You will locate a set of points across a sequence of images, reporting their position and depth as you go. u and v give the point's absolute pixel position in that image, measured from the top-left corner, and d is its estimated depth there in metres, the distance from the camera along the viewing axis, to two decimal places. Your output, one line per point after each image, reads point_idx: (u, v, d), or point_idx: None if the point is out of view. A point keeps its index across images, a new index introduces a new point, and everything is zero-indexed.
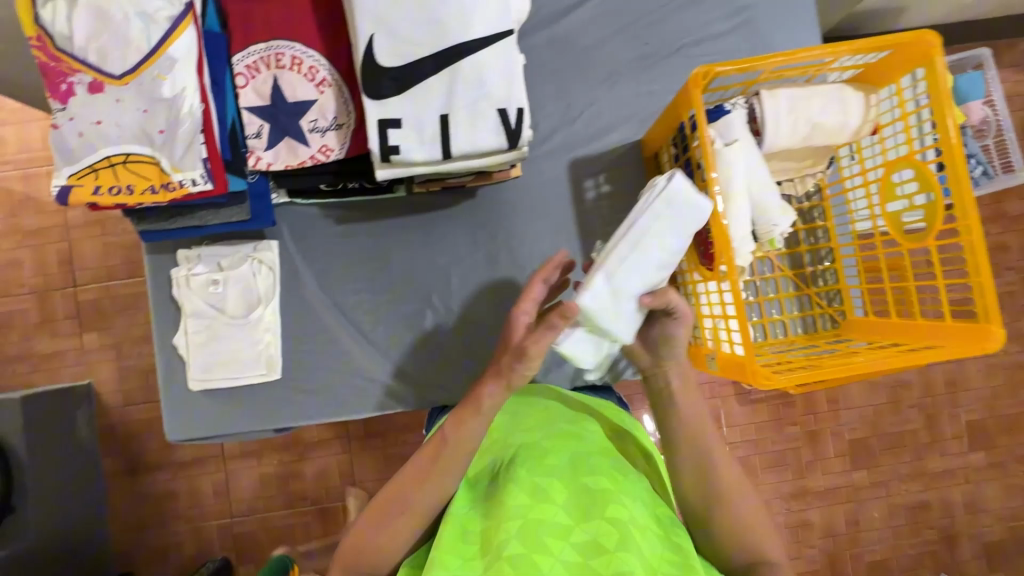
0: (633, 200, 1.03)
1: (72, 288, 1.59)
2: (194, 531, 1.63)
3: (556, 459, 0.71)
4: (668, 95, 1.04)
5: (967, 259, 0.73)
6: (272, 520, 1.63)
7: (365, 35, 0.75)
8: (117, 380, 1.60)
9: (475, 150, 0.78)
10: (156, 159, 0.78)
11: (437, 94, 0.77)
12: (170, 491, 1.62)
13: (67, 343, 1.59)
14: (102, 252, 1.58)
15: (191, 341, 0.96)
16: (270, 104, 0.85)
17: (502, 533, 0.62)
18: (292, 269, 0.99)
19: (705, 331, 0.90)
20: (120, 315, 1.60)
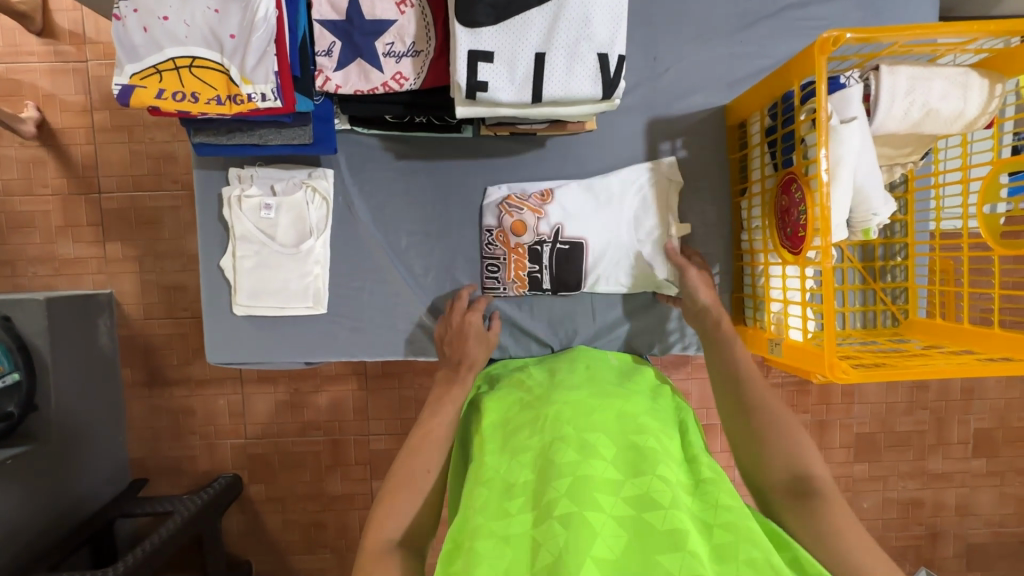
0: (708, 170, 0.97)
1: (96, 195, 1.55)
2: (209, 448, 1.67)
3: (601, 416, 0.72)
4: (761, 60, 0.96)
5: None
6: (285, 445, 1.67)
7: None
8: (139, 292, 1.59)
9: (567, 96, 0.73)
10: (224, 67, 0.72)
11: (536, 28, 0.70)
12: (188, 407, 1.65)
13: (90, 251, 1.57)
14: (130, 160, 1.53)
15: (238, 265, 0.92)
16: (345, 20, 0.79)
17: (553, 490, 0.60)
18: (346, 202, 0.95)
19: (769, 315, 0.87)
20: (145, 228, 1.57)
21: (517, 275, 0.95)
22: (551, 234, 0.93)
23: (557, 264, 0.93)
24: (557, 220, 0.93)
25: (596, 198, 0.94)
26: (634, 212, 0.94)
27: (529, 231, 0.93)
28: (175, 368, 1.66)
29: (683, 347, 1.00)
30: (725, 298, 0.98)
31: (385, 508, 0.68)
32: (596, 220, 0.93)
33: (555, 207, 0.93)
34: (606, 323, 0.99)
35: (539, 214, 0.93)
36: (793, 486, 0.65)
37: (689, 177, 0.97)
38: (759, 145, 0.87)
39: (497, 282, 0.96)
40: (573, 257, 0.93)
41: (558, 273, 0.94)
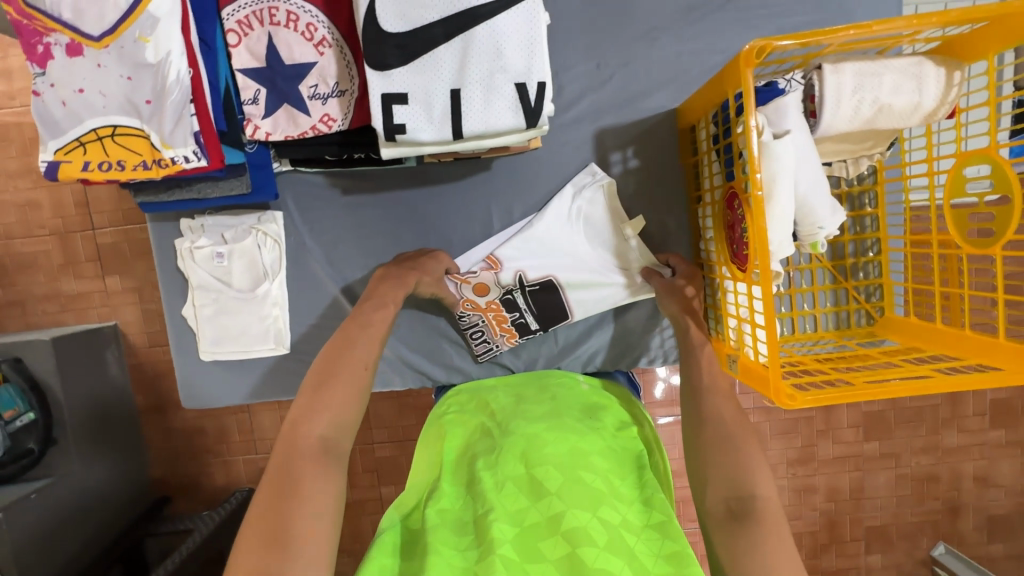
0: (664, 177, 0.94)
1: (90, 231, 1.58)
2: (224, 465, 1.69)
3: (553, 450, 0.70)
4: (712, 56, 0.91)
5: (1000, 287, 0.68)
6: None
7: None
8: (141, 321, 1.63)
9: (490, 128, 0.70)
10: (145, 132, 0.72)
11: (448, 63, 0.68)
12: (198, 428, 1.71)
13: (92, 285, 1.59)
14: (118, 196, 1.57)
15: (199, 313, 0.94)
16: (266, 66, 0.78)
17: (497, 532, 0.62)
18: (297, 241, 0.95)
19: (728, 329, 0.85)
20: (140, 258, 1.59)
21: (504, 328, 0.94)
22: (516, 283, 0.91)
23: (532, 309, 0.93)
24: (515, 269, 0.91)
25: (544, 245, 0.92)
26: (585, 240, 0.93)
27: (493, 287, 0.91)
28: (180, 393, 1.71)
29: (648, 360, 0.99)
30: None
31: (315, 405, 0.62)
32: (558, 261, 0.92)
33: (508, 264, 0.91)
34: (568, 343, 0.98)
35: (495, 271, 0.91)
36: (730, 508, 0.60)
37: (644, 185, 0.94)
38: (707, 152, 0.83)
39: (489, 343, 0.95)
40: (547, 298, 0.92)
41: (542, 312, 0.93)
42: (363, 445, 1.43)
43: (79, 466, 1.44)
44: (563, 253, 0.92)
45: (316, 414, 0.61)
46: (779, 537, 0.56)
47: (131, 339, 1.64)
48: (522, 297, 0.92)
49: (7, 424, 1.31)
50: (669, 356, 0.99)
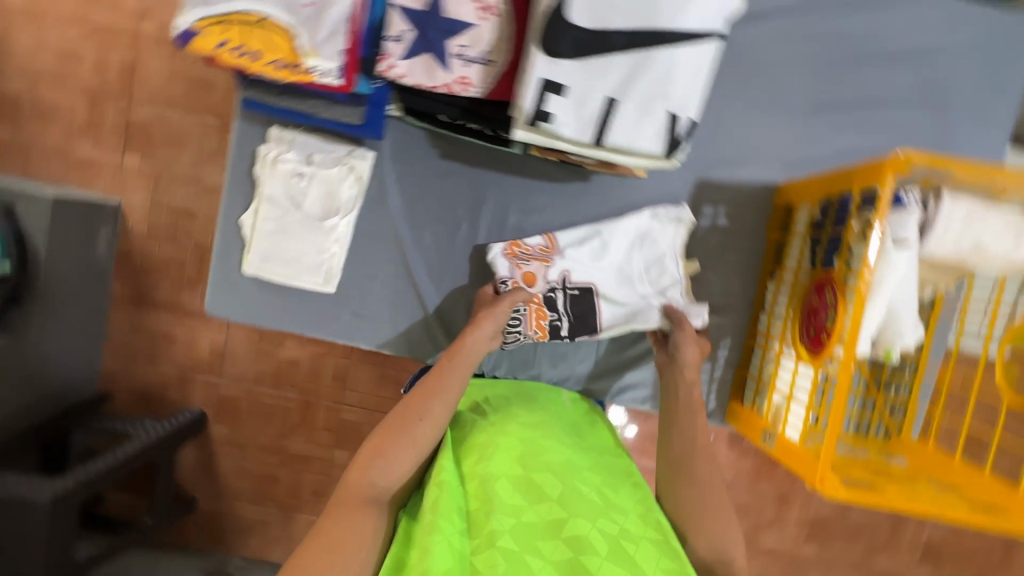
0: (745, 244, 0.96)
1: (126, 102, 1.43)
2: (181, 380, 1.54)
3: (549, 457, 0.72)
4: (825, 148, 0.95)
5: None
6: (257, 394, 1.55)
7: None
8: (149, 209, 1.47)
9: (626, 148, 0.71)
10: (292, 32, 0.69)
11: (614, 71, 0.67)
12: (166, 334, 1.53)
13: (108, 157, 1.44)
14: (167, 78, 1.43)
15: (258, 225, 0.90)
16: (424, 11, 0.76)
17: (496, 523, 0.63)
18: (380, 185, 0.93)
19: (770, 404, 0.87)
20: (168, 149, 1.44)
21: (540, 326, 0.90)
22: (560, 282, 0.91)
23: (570, 309, 0.91)
24: (563, 266, 0.91)
25: (603, 246, 0.93)
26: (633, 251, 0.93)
27: (540, 280, 0.91)
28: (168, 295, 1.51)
29: None
30: (728, 372, 0.98)
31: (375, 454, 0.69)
32: (605, 267, 0.93)
33: (563, 252, 0.92)
34: (603, 369, 0.99)
35: (549, 260, 0.91)
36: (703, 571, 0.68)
37: (726, 246, 0.96)
38: (801, 236, 0.86)
39: (519, 334, 0.90)
40: (587, 305, 0.91)
41: (577, 317, 0.91)
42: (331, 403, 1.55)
43: (36, 335, 1.27)
44: (613, 265, 0.93)
45: (374, 463, 0.69)
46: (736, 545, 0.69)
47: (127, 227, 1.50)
48: (564, 293, 0.91)
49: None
50: None
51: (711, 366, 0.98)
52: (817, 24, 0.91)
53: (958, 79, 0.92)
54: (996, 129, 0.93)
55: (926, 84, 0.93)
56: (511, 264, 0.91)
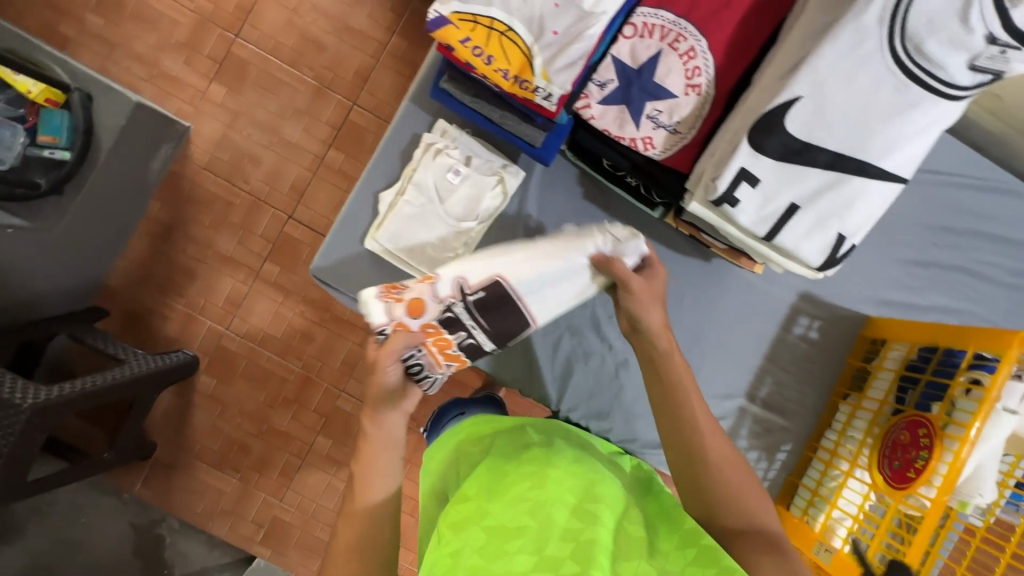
0: (826, 363, 1.02)
1: (233, 35, 1.43)
2: (185, 320, 1.46)
3: (600, 483, 0.65)
4: (918, 300, 1.03)
5: None
6: (257, 356, 1.47)
7: (794, 97, 0.71)
8: (216, 142, 1.44)
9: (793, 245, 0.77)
10: (530, 51, 0.72)
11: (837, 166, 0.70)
12: (187, 269, 1.45)
13: (195, 79, 1.43)
14: (284, 26, 1.43)
15: (398, 206, 0.90)
16: (635, 69, 0.81)
17: (551, 545, 0.56)
18: (520, 205, 0.95)
19: (826, 519, 0.91)
20: (262, 93, 1.44)
21: (448, 357, 0.77)
22: (456, 295, 0.73)
23: (476, 316, 0.75)
24: (455, 276, 0.73)
25: (500, 250, 0.75)
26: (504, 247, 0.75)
27: (429, 303, 0.74)
28: (204, 230, 1.45)
29: None
30: (780, 477, 1.01)
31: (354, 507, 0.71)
32: (515, 259, 0.73)
33: (479, 267, 0.74)
34: None
35: (433, 277, 0.74)
36: None
37: (809, 359, 1.02)
38: (891, 372, 0.93)
39: (428, 377, 0.77)
40: (499, 304, 0.74)
41: (495, 330, 0.76)
42: (332, 387, 1.48)
43: (65, 231, 1.19)
44: (524, 256, 0.73)
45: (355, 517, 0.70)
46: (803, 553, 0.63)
47: (188, 152, 1.44)
48: (478, 305, 0.74)
49: (36, 146, 1.12)
50: None
51: (766, 465, 1.01)
52: (940, 190, 1.02)
53: None
54: None
55: (1013, 270, 1.04)
56: (388, 303, 0.74)
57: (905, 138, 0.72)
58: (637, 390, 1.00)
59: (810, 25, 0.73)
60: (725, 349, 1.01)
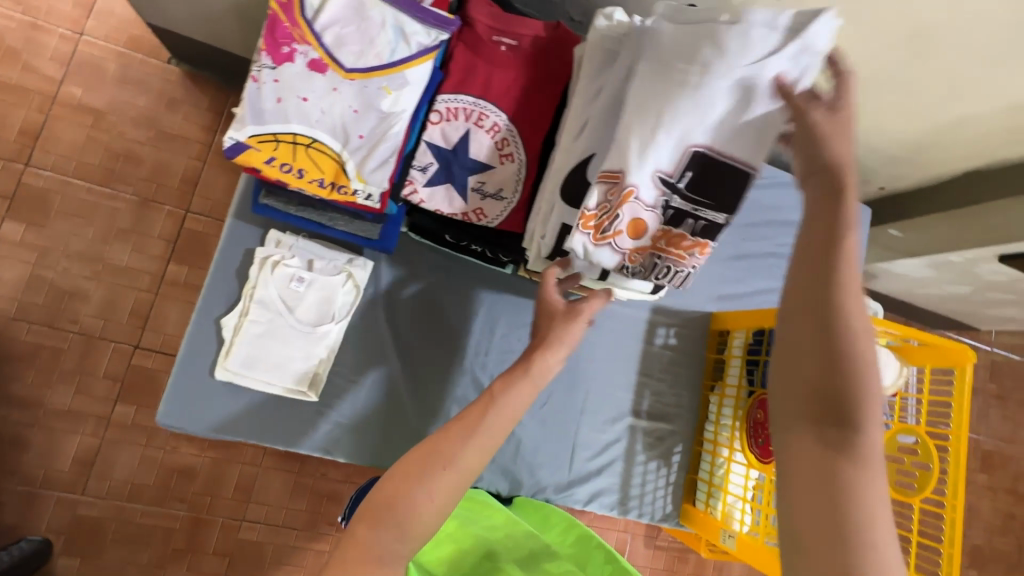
0: (688, 363, 1.13)
1: (21, 165, 1.27)
2: (24, 499, 1.22)
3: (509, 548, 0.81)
4: (742, 286, 1.20)
5: (945, 530, 0.91)
6: (127, 514, 1.26)
7: (632, 100, 0.72)
8: (25, 287, 1.25)
9: (629, 268, 0.82)
10: (341, 158, 0.74)
11: (665, 158, 0.73)
12: (14, 439, 1.22)
13: None
14: (85, 145, 1.30)
15: (244, 328, 0.86)
16: (450, 150, 0.87)
17: None
18: (374, 294, 0.94)
19: (725, 506, 1.00)
20: (72, 221, 1.28)
21: (691, 247, 0.80)
22: (664, 198, 0.75)
23: (693, 196, 0.76)
24: (653, 174, 0.73)
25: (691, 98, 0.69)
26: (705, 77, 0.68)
27: (644, 220, 0.77)
28: (27, 388, 1.24)
29: (638, 515, 1.06)
30: (680, 477, 1.10)
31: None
32: (683, 96, 0.70)
33: (666, 154, 0.73)
34: (578, 475, 1.04)
35: (631, 190, 0.72)
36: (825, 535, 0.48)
37: (674, 363, 1.13)
38: (738, 359, 1.06)
39: (679, 270, 0.83)
40: (711, 170, 0.74)
41: (704, 182, 0.75)
42: (229, 520, 1.31)
43: None
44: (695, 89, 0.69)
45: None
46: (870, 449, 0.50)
47: None
48: (688, 180, 0.75)
49: None
50: (655, 514, 1.08)
51: (666, 471, 1.09)
52: None
53: None
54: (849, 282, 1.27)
55: None
56: (607, 237, 0.78)
57: None
58: (535, 436, 1.03)
59: (587, 91, 0.82)
60: (603, 373, 1.08)
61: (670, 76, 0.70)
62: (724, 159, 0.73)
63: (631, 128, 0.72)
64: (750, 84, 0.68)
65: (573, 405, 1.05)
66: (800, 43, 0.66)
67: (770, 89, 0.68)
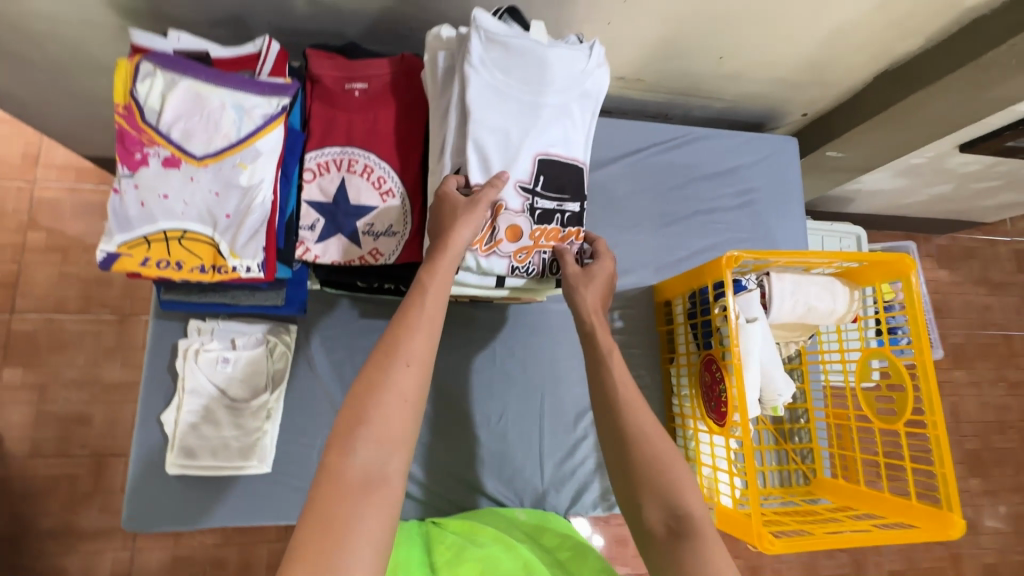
0: (641, 341, 1.11)
1: (6, 314, 1.36)
2: None
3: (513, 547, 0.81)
4: (680, 251, 1.18)
5: (934, 450, 0.86)
6: None
7: (479, 113, 0.77)
8: (32, 425, 1.33)
9: (520, 269, 0.82)
10: (214, 241, 0.78)
11: (520, 167, 0.79)
12: (52, 569, 1.29)
13: None
14: (58, 281, 1.38)
15: (183, 419, 0.89)
16: (331, 202, 0.89)
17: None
18: (306, 355, 0.96)
19: (703, 479, 0.95)
20: (58, 353, 1.36)
21: (564, 237, 0.83)
22: (528, 199, 0.79)
23: (552, 192, 0.81)
24: (511, 182, 0.78)
25: (500, 97, 0.78)
26: (501, 79, 0.78)
27: (516, 223, 0.79)
28: (53, 519, 1.31)
29: None
30: None
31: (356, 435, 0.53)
32: (501, 103, 0.78)
33: (515, 160, 0.79)
34: (556, 480, 1.02)
35: (502, 205, 0.78)
36: (668, 527, 0.61)
37: (627, 344, 1.11)
38: (683, 325, 1.03)
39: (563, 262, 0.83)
40: (552, 166, 0.80)
41: (554, 178, 0.81)
42: None
43: None
44: (500, 92, 0.78)
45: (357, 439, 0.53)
46: (714, 550, 0.58)
47: (5, 448, 1.31)
48: (546, 186, 0.80)
49: None
50: None
51: None
52: (652, 161, 1.20)
53: (760, 186, 1.23)
54: (792, 217, 1.23)
55: (735, 194, 1.23)
56: (488, 248, 0.79)
57: (562, 140, 0.81)
58: (501, 454, 1.02)
59: (439, 112, 0.83)
60: (557, 373, 1.07)
61: (505, 88, 0.78)
62: (570, 164, 0.82)
63: (483, 136, 0.77)
64: (536, 64, 0.78)
65: (533, 412, 1.04)
66: (600, 70, 0.82)
67: (587, 105, 0.83)
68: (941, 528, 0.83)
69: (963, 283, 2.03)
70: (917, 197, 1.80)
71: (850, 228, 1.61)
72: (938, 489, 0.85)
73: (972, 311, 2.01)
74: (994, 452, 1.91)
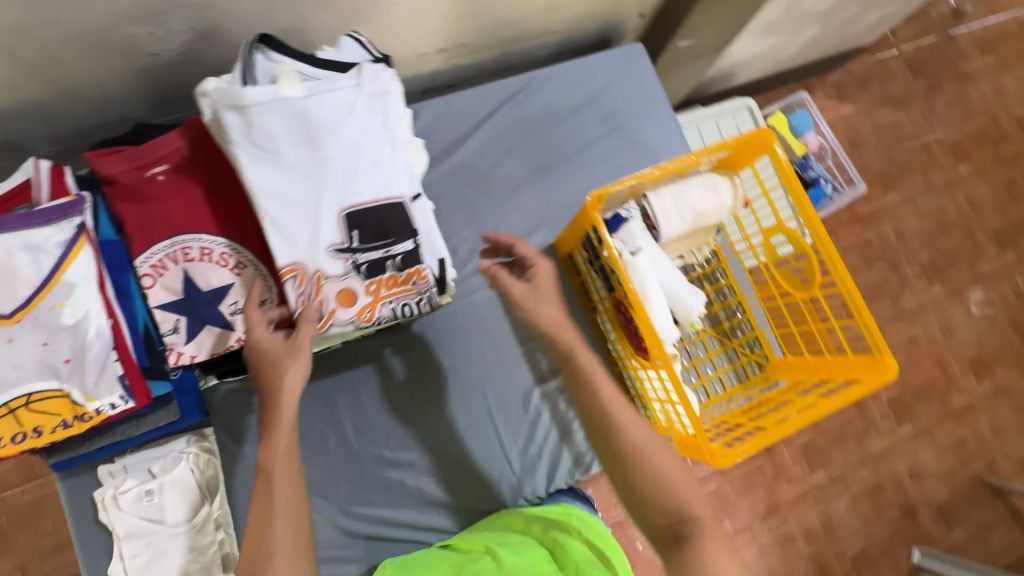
0: (560, 301, 1.09)
1: None
2: None
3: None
4: (567, 198, 1.15)
5: (851, 303, 0.86)
6: None
7: (263, 195, 0.75)
8: None
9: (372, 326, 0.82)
10: (65, 391, 0.73)
11: (329, 231, 0.78)
12: None
13: None
14: None
15: (130, 566, 0.85)
16: (184, 297, 0.82)
17: None
18: (232, 452, 0.92)
19: (656, 412, 0.97)
20: None
21: (405, 280, 0.82)
22: (348, 258, 0.79)
23: (373, 242, 0.79)
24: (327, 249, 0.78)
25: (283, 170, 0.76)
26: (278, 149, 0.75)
27: (345, 288, 0.79)
28: None
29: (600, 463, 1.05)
30: None
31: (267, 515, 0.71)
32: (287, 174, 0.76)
33: (324, 225, 0.77)
34: (527, 466, 1.02)
35: (321, 276, 0.78)
36: (668, 532, 0.70)
37: None
38: (589, 272, 1.01)
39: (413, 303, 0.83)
40: (364, 215, 0.79)
41: (371, 226, 0.79)
42: None
43: None
44: (283, 163, 0.76)
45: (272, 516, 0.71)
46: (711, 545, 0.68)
47: None
48: (363, 239, 0.79)
49: None
50: None
51: None
52: (508, 119, 1.14)
53: (621, 105, 1.19)
54: (663, 123, 1.21)
55: (600, 122, 1.18)
56: (326, 323, 0.79)
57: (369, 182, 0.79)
58: (464, 464, 1.00)
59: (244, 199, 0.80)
60: (491, 365, 1.04)
61: (279, 157, 0.76)
62: (383, 204, 0.80)
63: (282, 218, 0.76)
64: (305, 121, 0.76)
65: (481, 413, 1.02)
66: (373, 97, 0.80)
67: (377, 138, 0.80)
68: (880, 373, 0.84)
69: (867, 109, 2.04)
70: (793, 47, 1.77)
71: (741, 101, 1.58)
72: (866, 339, 0.85)
73: (884, 133, 2.03)
74: (945, 255, 1.96)
